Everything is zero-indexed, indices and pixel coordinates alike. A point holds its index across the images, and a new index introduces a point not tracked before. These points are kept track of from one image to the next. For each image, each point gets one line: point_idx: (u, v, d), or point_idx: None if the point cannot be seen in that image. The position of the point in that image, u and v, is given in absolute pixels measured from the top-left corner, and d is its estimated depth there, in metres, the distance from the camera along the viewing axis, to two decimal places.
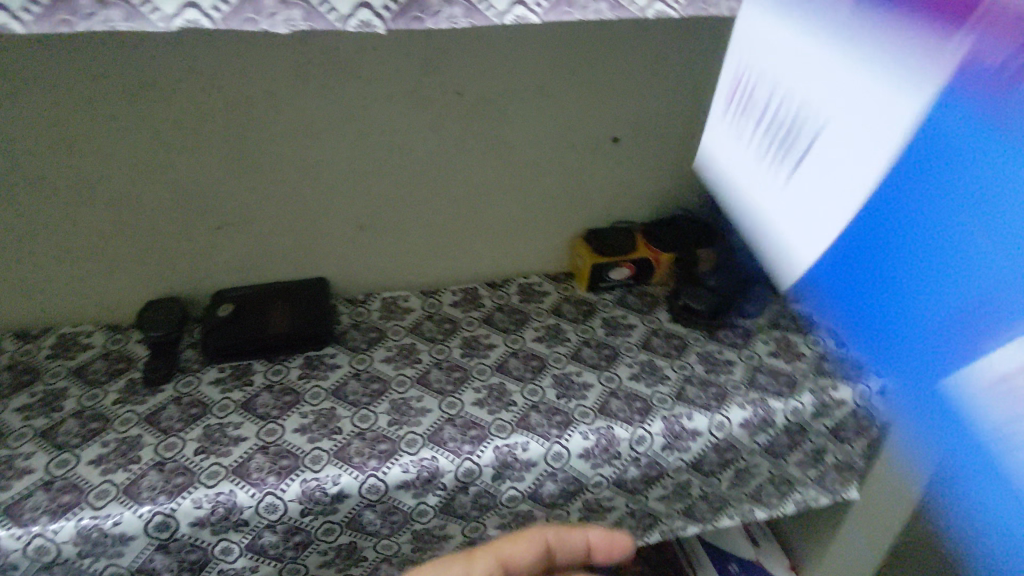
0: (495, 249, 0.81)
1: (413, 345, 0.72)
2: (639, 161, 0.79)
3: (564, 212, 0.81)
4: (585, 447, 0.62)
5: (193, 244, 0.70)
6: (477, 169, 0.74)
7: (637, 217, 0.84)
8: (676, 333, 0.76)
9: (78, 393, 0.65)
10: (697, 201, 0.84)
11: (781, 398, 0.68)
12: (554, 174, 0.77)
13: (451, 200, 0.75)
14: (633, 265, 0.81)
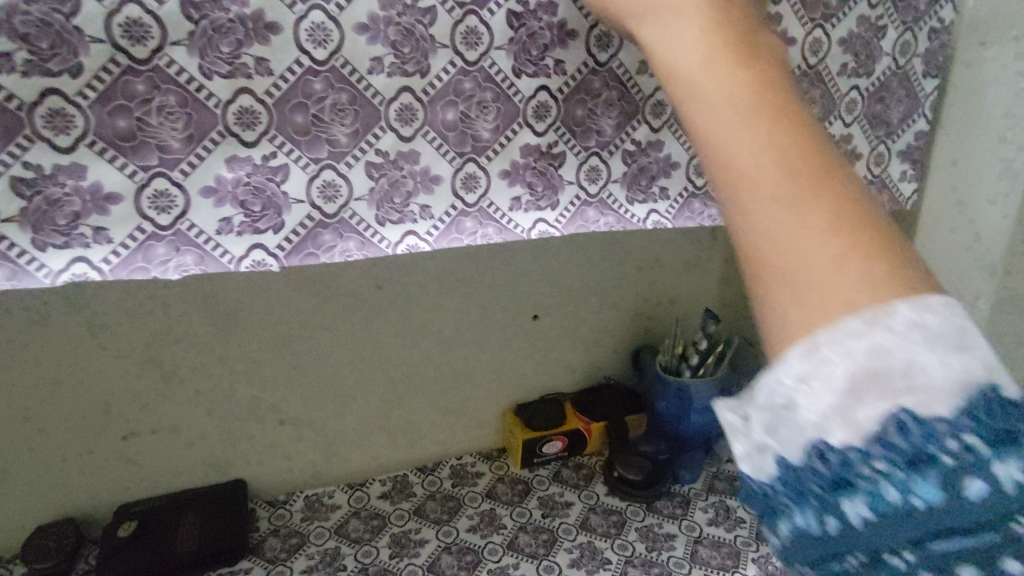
0: (424, 432, 0.79)
1: (338, 548, 0.67)
2: (560, 336, 0.81)
3: (492, 388, 0.81)
4: None
5: (96, 459, 0.66)
6: (400, 355, 0.74)
7: (566, 388, 0.85)
8: (614, 508, 0.74)
9: None
10: (621, 368, 0.86)
11: (725, 572, 0.66)
12: (478, 353, 0.78)
13: (375, 388, 0.75)
14: (565, 437, 0.80)
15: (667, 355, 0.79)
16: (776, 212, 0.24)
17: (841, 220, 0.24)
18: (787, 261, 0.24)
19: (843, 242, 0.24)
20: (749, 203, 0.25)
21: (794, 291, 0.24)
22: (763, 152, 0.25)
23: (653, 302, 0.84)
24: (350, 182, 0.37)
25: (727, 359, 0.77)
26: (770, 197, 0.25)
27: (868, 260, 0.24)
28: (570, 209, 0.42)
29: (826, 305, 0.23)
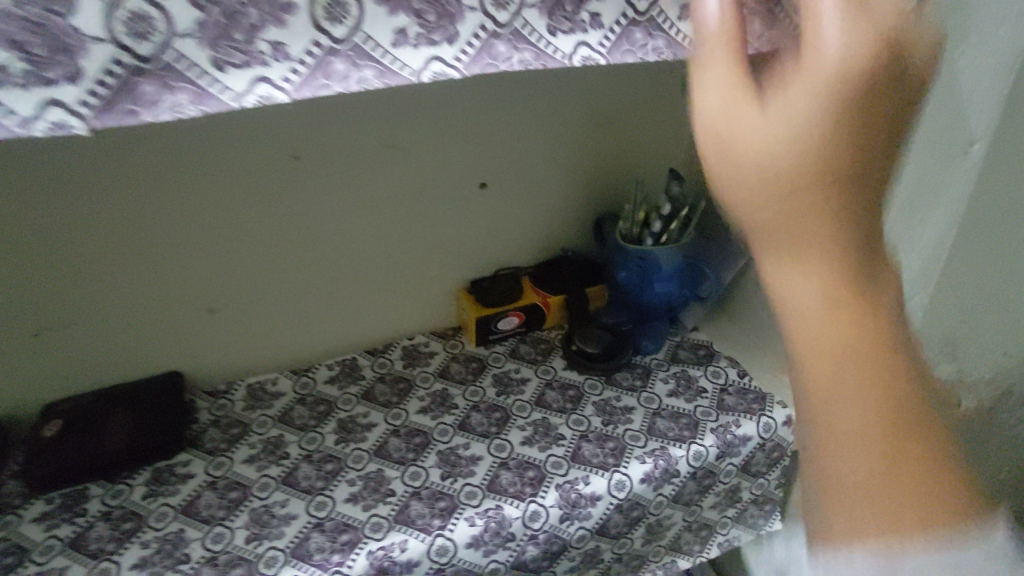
0: (371, 314, 0.74)
1: (281, 437, 0.65)
2: (512, 204, 0.74)
3: (441, 264, 0.75)
4: (472, 535, 0.56)
5: (5, 355, 0.60)
6: (333, 232, 0.68)
7: (522, 261, 0.79)
8: (571, 382, 0.71)
9: None
10: (582, 237, 0.80)
11: (682, 443, 0.64)
12: (421, 225, 0.71)
13: (310, 270, 0.69)
14: (521, 313, 0.76)
15: (627, 223, 0.72)
16: (854, 405, 0.28)
17: (889, 445, 0.28)
18: (874, 421, 0.28)
19: (888, 462, 0.28)
20: (821, 361, 0.28)
21: (872, 445, 0.28)
22: (830, 244, 0.26)
23: (613, 163, 0.76)
24: (166, 10, 0.27)
25: (690, 226, 0.71)
26: (837, 326, 0.27)
27: (903, 424, 0.28)
28: (474, 44, 0.33)
29: (861, 457, 0.28)
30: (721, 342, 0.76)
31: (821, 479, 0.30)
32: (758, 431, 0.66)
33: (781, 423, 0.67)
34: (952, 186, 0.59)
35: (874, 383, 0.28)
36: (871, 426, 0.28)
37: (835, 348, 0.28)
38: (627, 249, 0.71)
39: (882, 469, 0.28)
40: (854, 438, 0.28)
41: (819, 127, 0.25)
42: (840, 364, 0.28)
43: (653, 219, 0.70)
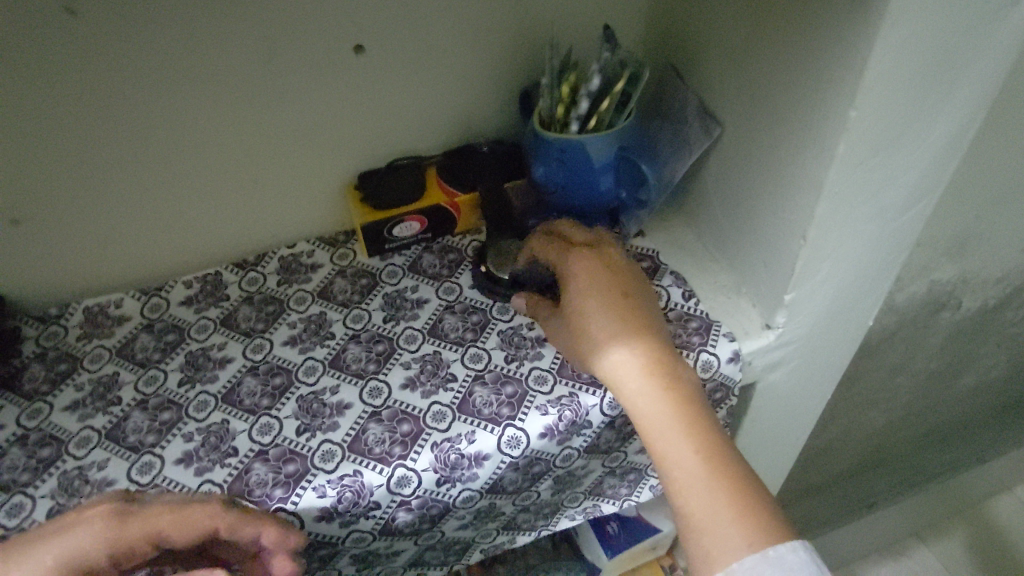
0: (234, 216, 0.61)
1: (115, 377, 0.54)
2: (400, 74, 0.57)
3: (317, 156, 0.60)
4: (322, 508, 0.46)
5: None
6: (149, 114, 0.52)
7: (426, 147, 0.63)
8: (477, 305, 0.58)
9: None
10: (502, 114, 0.63)
11: (597, 389, 0.52)
12: (277, 103, 0.55)
13: (132, 161, 0.54)
14: (424, 218, 0.61)
15: (547, 101, 0.54)
16: (674, 439, 0.44)
17: (708, 463, 0.43)
18: None
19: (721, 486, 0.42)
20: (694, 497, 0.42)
21: None
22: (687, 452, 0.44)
23: (539, 17, 0.57)
24: None
25: (629, 106, 0.53)
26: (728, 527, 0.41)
27: (722, 456, 0.44)
28: None
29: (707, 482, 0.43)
30: (670, 252, 0.62)
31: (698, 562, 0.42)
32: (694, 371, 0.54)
33: (725, 361, 0.54)
34: (976, 58, 0.42)
35: (675, 430, 0.44)
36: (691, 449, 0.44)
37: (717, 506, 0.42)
38: (545, 138, 0.54)
39: (700, 483, 0.43)
40: (687, 479, 0.43)
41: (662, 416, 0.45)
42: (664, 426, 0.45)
43: (580, 95, 0.52)
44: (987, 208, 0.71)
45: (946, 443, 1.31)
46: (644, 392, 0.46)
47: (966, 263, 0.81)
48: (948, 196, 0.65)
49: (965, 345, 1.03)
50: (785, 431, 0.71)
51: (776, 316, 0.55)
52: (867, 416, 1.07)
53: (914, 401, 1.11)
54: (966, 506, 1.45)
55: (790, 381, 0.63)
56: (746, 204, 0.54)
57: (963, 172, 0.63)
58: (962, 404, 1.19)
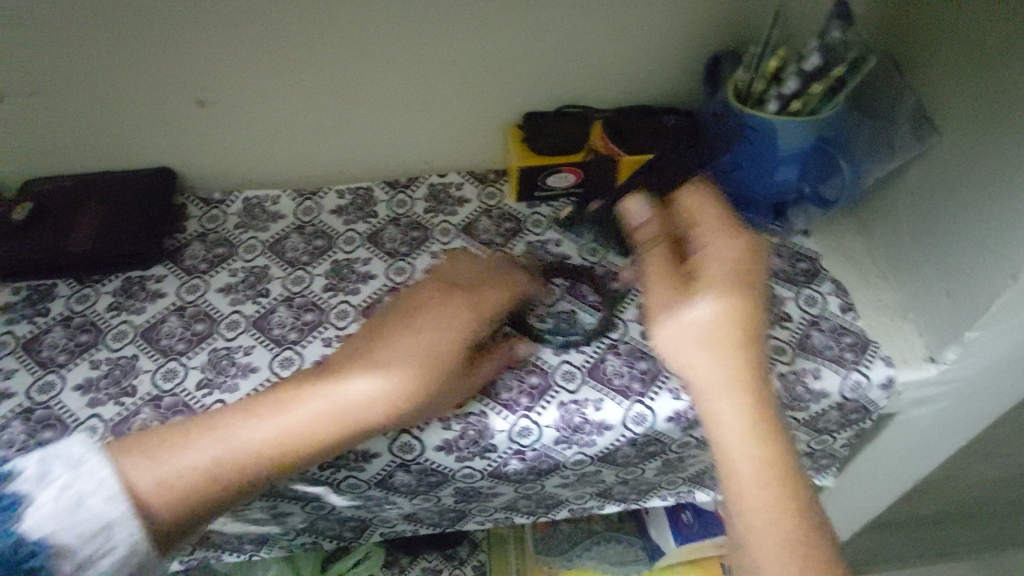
0: (395, 135, 0.61)
1: (266, 270, 0.56)
2: (592, 17, 0.54)
3: (489, 90, 0.58)
4: (444, 439, 0.47)
5: None
6: (340, 21, 0.52)
7: (594, 99, 0.61)
8: (618, 272, 0.57)
9: None
10: (681, 77, 0.60)
11: None
12: (463, 29, 0.54)
13: (315, 63, 0.54)
14: (579, 171, 0.60)
15: (747, 74, 0.51)
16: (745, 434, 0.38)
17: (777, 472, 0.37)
18: None
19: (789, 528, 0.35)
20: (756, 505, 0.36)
21: None
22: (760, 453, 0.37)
23: None
24: None
25: (838, 96, 0.49)
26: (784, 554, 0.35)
27: (795, 496, 0.37)
28: None
29: (769, 513, 0.36)
30: (832, 257, 0.58)
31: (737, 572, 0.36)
32: (841, 389, 0.50)
33: (877, 385, 0.50)
34: None
35: (751, 455, 0.37)
36: (761, 479, 0.37)
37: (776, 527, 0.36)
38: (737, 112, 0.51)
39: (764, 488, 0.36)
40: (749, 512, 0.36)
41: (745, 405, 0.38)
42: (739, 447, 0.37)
43: (788, 75, 0.49)
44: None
45: None
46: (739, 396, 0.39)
47: None
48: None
49: None
50: (904, 467, 0.66)
51: (945, 350, 0.50)
52: (975, 467, 0.99)
53: None
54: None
55: (932, 419, 0.58)
56: (944, 223, 0.49)
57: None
58: None
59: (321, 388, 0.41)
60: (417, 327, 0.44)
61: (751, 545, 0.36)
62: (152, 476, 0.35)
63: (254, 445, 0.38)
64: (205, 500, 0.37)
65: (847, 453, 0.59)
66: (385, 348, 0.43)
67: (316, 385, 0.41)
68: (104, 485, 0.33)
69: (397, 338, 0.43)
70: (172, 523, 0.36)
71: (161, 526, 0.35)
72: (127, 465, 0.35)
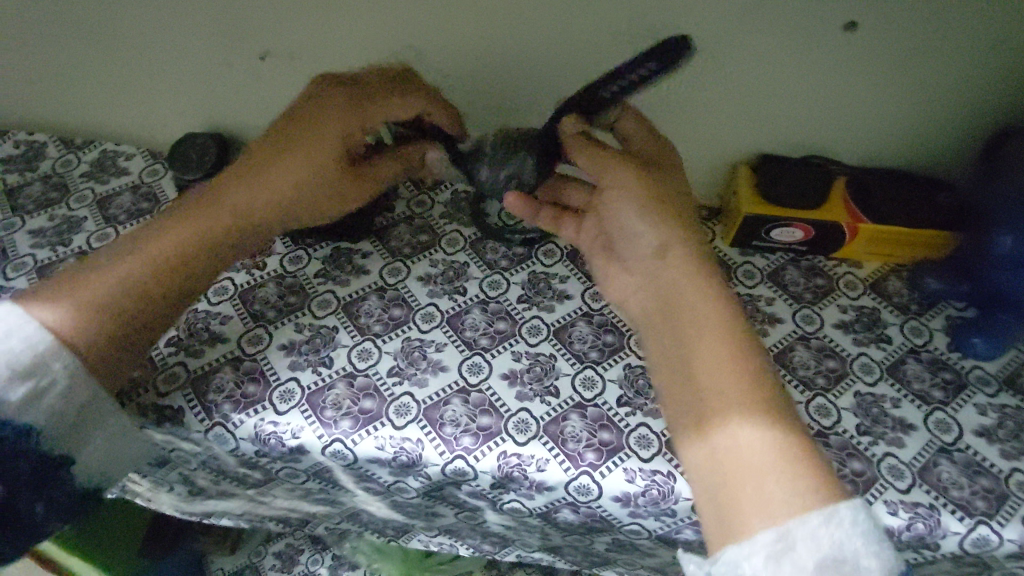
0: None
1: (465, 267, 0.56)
2: (877, 69, 0.47)
3: (733, 124, 0.53)
4: (625, 491, 0.44)
5: (237, 73, 0.57)
6: (594, 37, 0.48)
7: (847, 153, 0.55)
8: (836, 351, 0.51)
9: (91, 229, 0.59)
10: (956, 144, 0.52)
11: (962, 518, 0.43)
12: (724, 62, 0.48)
13: (554, 70, 0.51)
14: (812, 229, 0.54)
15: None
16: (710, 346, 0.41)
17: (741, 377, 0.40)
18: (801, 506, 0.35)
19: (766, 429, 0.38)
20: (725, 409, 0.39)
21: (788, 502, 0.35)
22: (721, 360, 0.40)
23: None
24: None
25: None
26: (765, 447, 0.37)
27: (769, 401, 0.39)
28: None
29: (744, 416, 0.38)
30: None
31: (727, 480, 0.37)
32: None
33: None
34: None
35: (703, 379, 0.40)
36: (732, 381, 0.40)
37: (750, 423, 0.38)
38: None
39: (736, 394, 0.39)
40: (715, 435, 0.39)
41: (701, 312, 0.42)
42: (699, 372, 0.41)
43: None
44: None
45: None
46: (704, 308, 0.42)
47: None
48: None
49: None
50: None
51: None
52: None
53: None
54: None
55: None
56: None
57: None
58: None
59: (175, 226, 0.47)
60: (264, 171, 0.46)
61: (738, 449, 0.38)
62: (69, 308, 0.43)
63: (124, 278, 0.45)
64: (138, 304, 0.45)
65: None
66: (230, 189, 0.47)
67: (180, 224, 0.47)
68: (21, 330, 0.40)
69: (236, 193, 0.47)
70: (119, 333, 0.44)
71: (95, 347, 0.43)
72: (43, 306, 0.43)
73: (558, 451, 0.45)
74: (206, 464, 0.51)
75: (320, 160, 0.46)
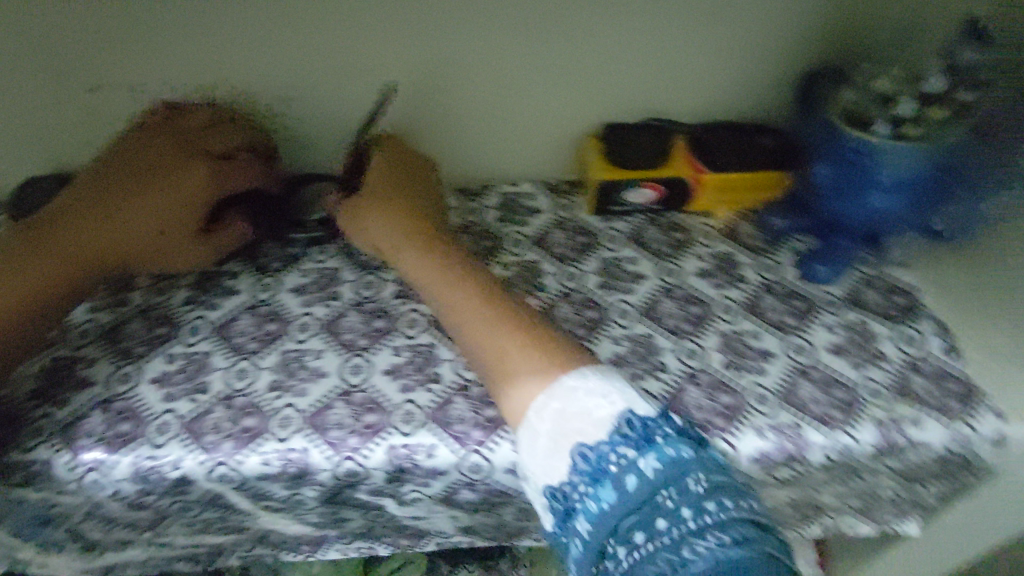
0: (458, 139, 0.60)
1: (338, 272, 0.56)
2: (667, 21, 0.52)
3: (573, 97, 0.57)
4: (514, 462, 0.45)
5: (71, 111, 0.55)
6: (432, 21, 0.51)
7: (679, 112, 0.58)
8: (699, 297, 0.54)
9: None
10: (771, 89, 0.57)
11: (824, 427, 0.46)
12: (548, 27, 0.52)
13: (400, 61, 0.54)
14: (661, 187, 0.57)
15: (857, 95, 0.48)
16: (464, 303, 0.48)
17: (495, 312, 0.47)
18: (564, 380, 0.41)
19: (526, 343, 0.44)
20: (491, 344, 0.45)
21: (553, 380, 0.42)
22: (476, 306, 0.47)
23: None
24: None
25: (959, 121, 0.45)
26: (527, 355, 0.44)
27: (523, 322, 0.46)
28: None
29: (506, 343, 0.45)
30: (932, 294, 0.53)
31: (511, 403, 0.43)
32: (946, 441, 0.46)
33: (985, 440, 0.46)
34: None
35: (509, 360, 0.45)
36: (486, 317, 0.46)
37: (513, 344, 0.44)
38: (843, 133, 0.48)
39: (495, 329, 0.46)
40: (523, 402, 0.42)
41: (457, 278, 0.49)
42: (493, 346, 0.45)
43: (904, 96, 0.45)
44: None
45: None
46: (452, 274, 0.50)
47: None
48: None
49: None
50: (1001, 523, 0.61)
51: None
52: None
53: None
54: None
55: None
56: None
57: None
58: None
59: (58, 234, 0.47)
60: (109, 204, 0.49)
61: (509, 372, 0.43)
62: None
63: None
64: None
65: (936, 504, 0.55)
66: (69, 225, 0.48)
67: (47, 238, 0.47)
68: None
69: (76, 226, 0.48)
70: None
71: None
72: None
73: (444, 434, 0.45)
74: (92, 517, 0.48)
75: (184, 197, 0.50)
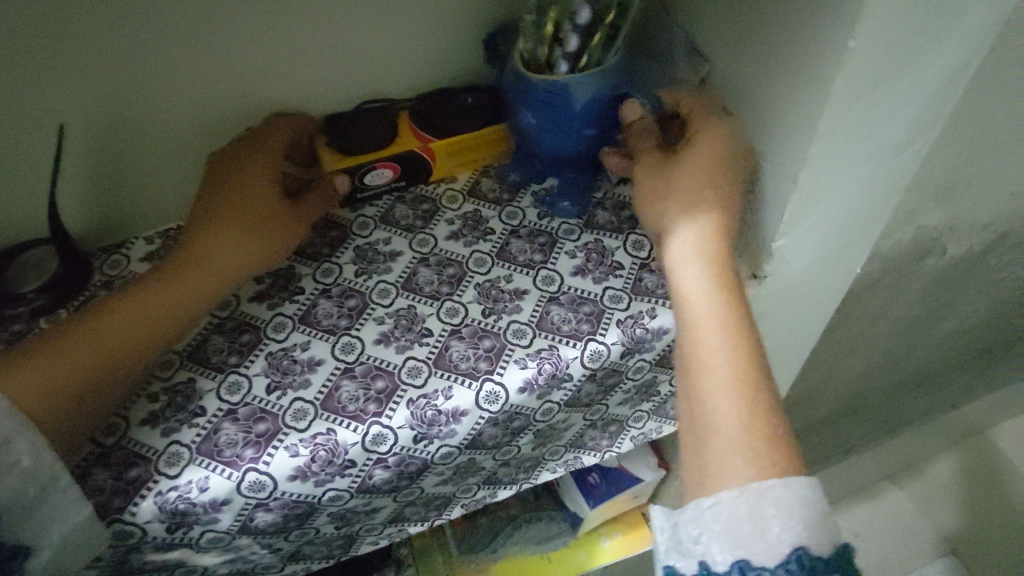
0: (178, 167, 0.57)
1: None
2: (342, 9, 0.52)
3: (279, 101, 0.56)
4: (295, 467, 0.46)
5: None
6: (94, 62, 0.48)
7: (389, 90, 0.60)
8: (452, 258, 0.56)
9: None
10: (468, 51, 0.60)
11: (575, 343, 0.50)
12: (226, 42, 0.51)
13: (75, 110, 0.49)
14: (397, 164, 0.58)
15: (527, 42, 0.52)
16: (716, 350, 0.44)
17: (736, 355, 0.44)
18: (776, 426, 0.42)
19: (743, 401, 0.42)
20: (723, 367, 0.44)
21: (773, 437, 0.41)
22: (741, 358, 0.44)
23: None
24: None
25: (614, 42, 0.51)
26: (749, 394, 0.43)
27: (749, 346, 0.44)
28: None
29: (737, 413, 0.42)
30: None
31: (710, 464, 0.42)
32: None
33: None
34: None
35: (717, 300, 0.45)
36: (738, 372, 0.43)
37: (743, 364, 0.43)
38: (529, 80, 0.52)
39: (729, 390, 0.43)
40: (711, 370, 0.44)
41: (699, 266, 0.47)
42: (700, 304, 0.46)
43: (566, 33, 0.50)
44: (999, 145, 0.63)
45: (939, 394, 1.25)
46: (699, 278, 0.47)
47: (972, 221, 0.76)
48: (958, 134, 0.57)
49: (958, 305, 0.95)
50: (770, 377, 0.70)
51: (765, 265, 0.53)
52: (864, 377, 1.04)
53: (903, 369, 1.09)
54: (959, 440, 1.47)
55: (774, 328, 0.62)
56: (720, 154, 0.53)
57: (979, 100, 0.55)
58: (952, 360, 1.15)
59: (137, 298, 0.47)
60: (227, 214, 0.51)
61: (719, 419, 0.43)
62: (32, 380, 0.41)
63: (37, 380, 0.41)
64: (71, 392, 0.43)
65: None
66: (205, 244, 0.50)
67: (183, 278, 0.48)
68: None
69: (218, 244, 0.50)
70: (82, 393, 0.43)
71: (53, 409, 0.42)
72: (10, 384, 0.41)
73: (212, 462, 0.45)
74: None
75: (267, 190, 0.53)
